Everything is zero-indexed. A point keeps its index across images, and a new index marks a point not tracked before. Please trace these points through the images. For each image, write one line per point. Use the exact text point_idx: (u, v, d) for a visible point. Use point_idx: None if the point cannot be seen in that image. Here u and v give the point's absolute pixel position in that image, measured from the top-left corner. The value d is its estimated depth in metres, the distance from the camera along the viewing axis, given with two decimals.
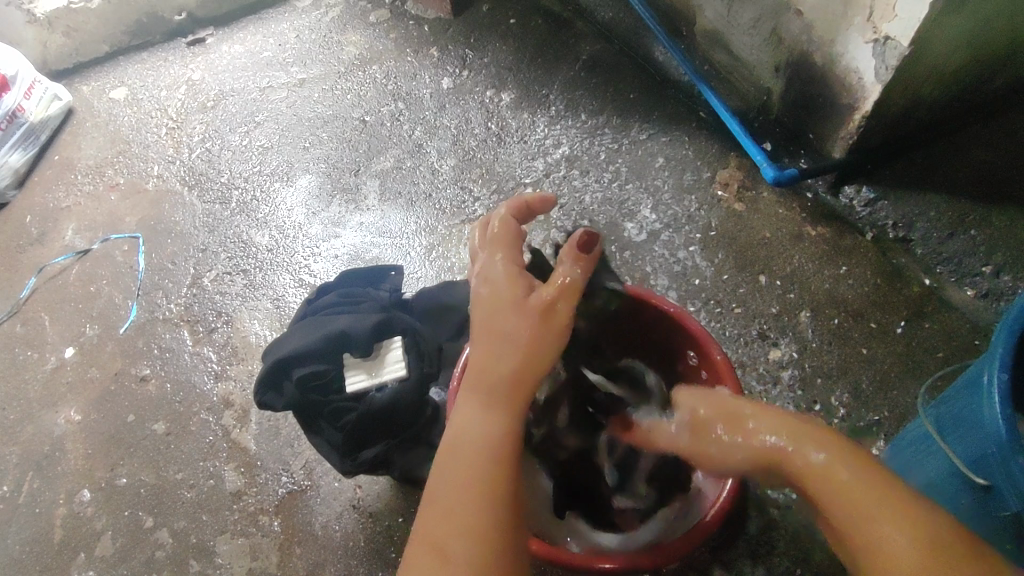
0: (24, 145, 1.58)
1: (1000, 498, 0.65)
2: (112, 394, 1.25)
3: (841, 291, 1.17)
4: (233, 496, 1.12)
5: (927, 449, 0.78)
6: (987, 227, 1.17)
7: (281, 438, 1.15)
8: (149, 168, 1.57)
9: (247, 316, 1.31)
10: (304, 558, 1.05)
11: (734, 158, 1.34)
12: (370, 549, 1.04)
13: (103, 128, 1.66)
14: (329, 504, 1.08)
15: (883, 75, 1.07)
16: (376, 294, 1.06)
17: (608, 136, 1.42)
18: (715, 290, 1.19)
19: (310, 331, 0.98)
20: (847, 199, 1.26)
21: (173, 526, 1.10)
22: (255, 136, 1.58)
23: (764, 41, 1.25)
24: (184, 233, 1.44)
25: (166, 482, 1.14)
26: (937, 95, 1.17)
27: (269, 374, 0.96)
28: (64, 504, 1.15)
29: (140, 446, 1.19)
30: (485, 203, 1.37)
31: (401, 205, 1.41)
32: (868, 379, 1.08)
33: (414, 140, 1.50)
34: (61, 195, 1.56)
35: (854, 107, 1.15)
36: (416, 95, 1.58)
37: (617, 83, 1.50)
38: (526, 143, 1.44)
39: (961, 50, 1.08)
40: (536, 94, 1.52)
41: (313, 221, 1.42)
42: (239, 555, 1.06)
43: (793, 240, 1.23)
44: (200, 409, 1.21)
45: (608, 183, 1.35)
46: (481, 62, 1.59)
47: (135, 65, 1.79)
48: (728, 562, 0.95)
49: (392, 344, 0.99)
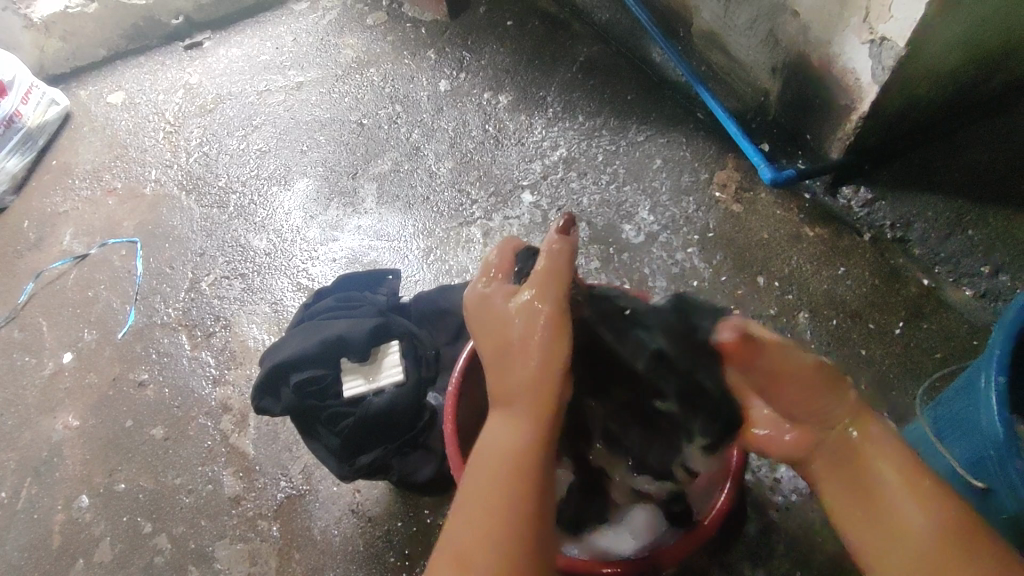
0: (21, 150, 1.58)
1: (999, 501, 0.64)
2: (110, 399, 1.25)
3: (839, 292, 1.16)
4: (232, 501, 1.11)
5: (924, 451, 0.78)
6: (985, 227, 1.17)
7: (280, 442, 1.15)
8: (146, 172, 1.57)
9: (245, 320, 1.30)
10: (304, 562, 1.05)
11: (732, 159, 1.34)
12: (369, 553, 1.04)
13: (100, 132, 1.66)
14: (328, 508, 1.08)
15: (880, 75, 1.07)
16: (374, 298, 1.06)
17: (606, 138, 1.42)
18: (713, 292, 1.19)
19: (307, 335, 0.98)
20: (845, 200, 1.26)
21: (172, 532, 1.10)
22: (252, 139, 1.58)
23: (761, 42, 1.25)
24: (181, 237, 1.44)
25: (165, 487, 1.14)
26: (934, 95, 1.17)
27: (267, 379, 0.95)
28: (63, 510, 1.15)
29: (139, 452, 1.19)
30: (483, 205, 1.37)
31: (399, 208, 1.41)
32: (867, 380, 1.08)
33: (411, 143, 1.50)
34: (59, 200, 1.56)
35: (851, 107, 1.15)
36: (414, 98, 1.58)
37: (614, 85, 1.50)
38: (524, 145, 1.44)
39: (958, 50, 1.08)
40: (533, 96, 1.51)
41: (310, 225, 1.42)
42: (239, 559, 1.06)
43: (792, 241, 1.23)
44: (199, 414, 1.21)
45: (606, 185, 1.35)
46: (478, 64, 1.59)
47: (132, 69, 1.79)
48: (728, 565, 0.95)
49: (389, 348, 0.99)
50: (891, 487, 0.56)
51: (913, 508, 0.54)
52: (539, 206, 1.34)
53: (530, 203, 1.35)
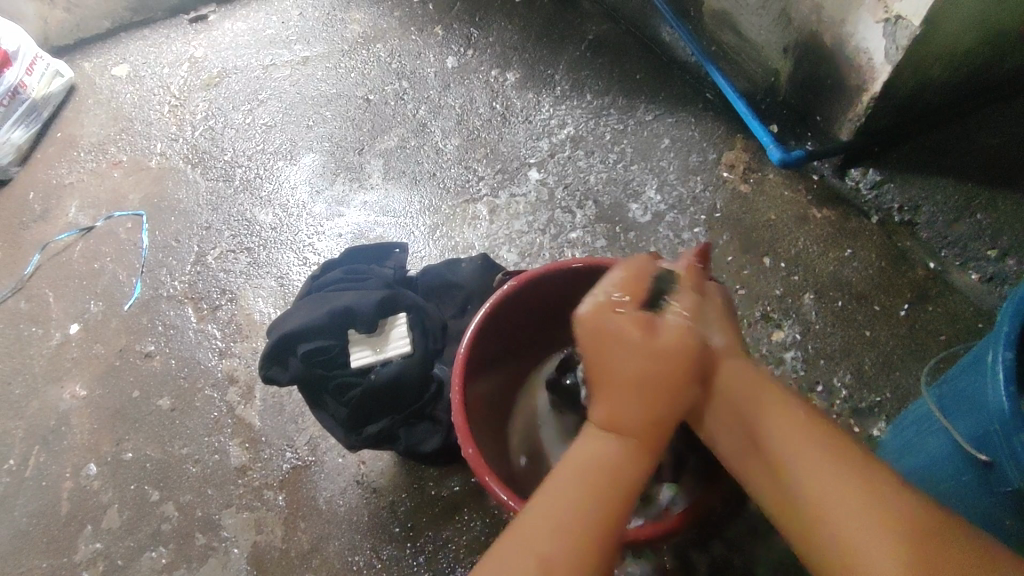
0: (26, 122, 1.57)
1: (1002, 475, 0.65)
2: (118, 369, 1.26)
3: (845, 273, 1.17)
4: (239, 471, 1.12)
5: (929, 428, 0.78)
6: (994, 211, 1.17)
7: (286, 414, 1.16)
8: (151, 146, 1.56)
9: (251, 294, 1.31)
10: (309, 532, 1.06)
11: (740, 140, 1.34)
12: (374, 523, 1.05)
13: (105, 105, 1.65)
14: (333, 479, 1.09)
15: (893, 55, 1.05)
16: (381, 271, 1.06)
17: (614, 117, 1.41)
18: (719, 271, 1.19)
19: (315, 307, 0.98)
20: (853, 181, 1.26)
21: (180, 500, 1.11)
22: (258, 114, 1.57)
23: (773, 22, 1.24)
24: (187, 211, 1.44)
25: (172, 456, 1.15)
26: (948, 78, 1.16)
27: (273, 350, 0.96)
28: (71, 477, 1.16)
29: (146, 422, 1.20)
30: (489, 182, 1.37)
31: (405, 183, 1.41)
32: (871, 361, 1.09)
33: (418, 119, 1.49)
34: (64, 171, 1.55)
35: (863, 88, 1.14)
36: (421, 74, 1.57)
37: (624, 64, 1.48)
38: (531, 123, 1.43)
39: (975, 29, 1.07)
40: (541, 73, 1.50)
41: (317, 200, 1.42)
42: (245, 528, 1.08)
43: (799, 223, 1.23)
44: (206, 385, 1.22)
45: (613, 164, 1.35)
46: (487, 41, 1.58)
47: (136, 42, 1.77)
48: (728, 539, 0.96)
49: (397, 320, 1.00)
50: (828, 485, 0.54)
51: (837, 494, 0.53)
52: (546, 183, 1.34)
53: (537, 180, 1.35)
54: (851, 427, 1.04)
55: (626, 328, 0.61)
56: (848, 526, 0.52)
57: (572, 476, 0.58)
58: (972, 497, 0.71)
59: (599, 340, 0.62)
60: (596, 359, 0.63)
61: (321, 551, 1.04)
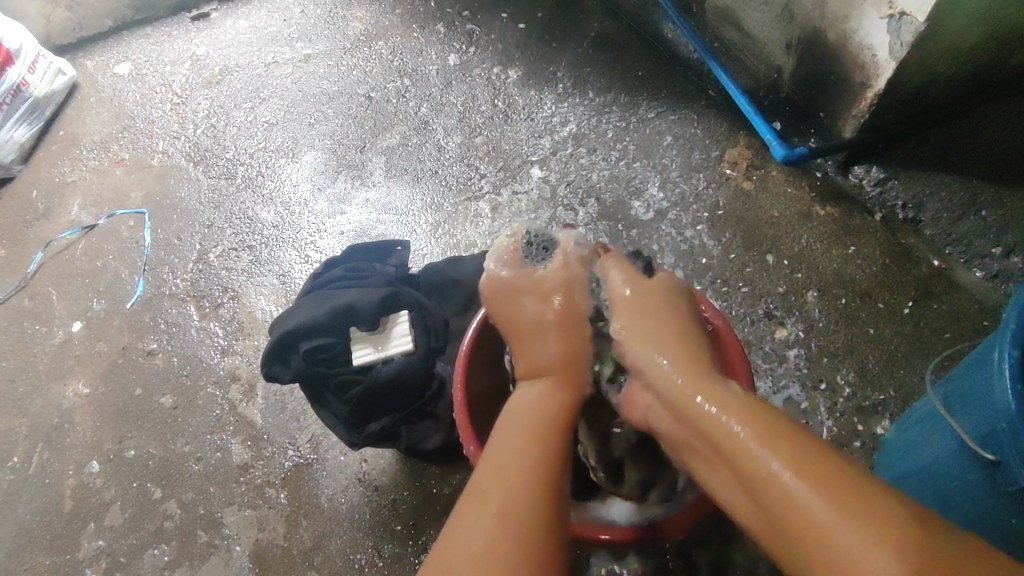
0: (28, 120, 1.57)
1: (1008, 473, 0.64)
2: (120, 367, 1.26)
3: (849, 271, 1.16)
4: (241, 469, 1.12)
5: (935, 425, 0.78)
6: (1000, 208, 1.16)
7: (288, 412, 1.16)
8: (153, 144, 1.56)
9: (253, 292, 1.31)
10: (311, 530, 1.06)
11: (743, 137, 1.33)
12: (376, 521, 1.05)
13: (107, 103, 1.65)
14: (335, 477, 1.09)
15: (898, 51, 1.05)
16: (383, 269, 1.06)
17: (616, 114, 1.40)
18: (722, 268, 1.19)
19: (316, 305, 0.98)
20: (858, 178, 1.26)
21: (181, 497, 1.12)
22: (259, 112, 1.57)
23: (777, 18, 1.23)
24: (189, 209, 1.44)
25: (174, 454, 1.15)
26: (953, 74, 1.15)
27: (274, 348, 0.95)
28: (74, 475, 1.16)
29: (148, 419, 1.20)
30: (491, 180, 1.37)
31: (407, 181, 1.41)
32: (874, 360, 1.08)
33: (420, 117, 1.49)
34: (67, 169, 1.56)
35: (867, 84, 1.13)
36: (422, 71, 1.56)
37: (626, 61, 1.48)
38: (532, 120, 1.43)
39: (981, 25, 1.06)
40: (543, 71, 1.50)
41: (318, 198, 1.41)
42: (247, 526, 1.08)
43: (802, 220, 1.23)
44: (208, 383, 1.22)
45: (616, 161, 1.34)
46: (488, 38, 1.57)
47: (139, 40, 1.77)
48: (730, 537, 0.96)
49: (398, 318, 1.00)
50: (802, 490, 0.54)
51: (813, 494, 0.54)
52: (548, 181, 1.34)
53: (539, 177, 1.35)
54: (854, 426, 1.04)
55: (523, 292, 0.80)
56: (852, 545, 0.50)
57: (508, 427, 0.70)
58: (979, 497, 0.71)
59: (500, 305, 0.80)
60: (504, 322, 0.80)
61: (323, 549, 1.05)
